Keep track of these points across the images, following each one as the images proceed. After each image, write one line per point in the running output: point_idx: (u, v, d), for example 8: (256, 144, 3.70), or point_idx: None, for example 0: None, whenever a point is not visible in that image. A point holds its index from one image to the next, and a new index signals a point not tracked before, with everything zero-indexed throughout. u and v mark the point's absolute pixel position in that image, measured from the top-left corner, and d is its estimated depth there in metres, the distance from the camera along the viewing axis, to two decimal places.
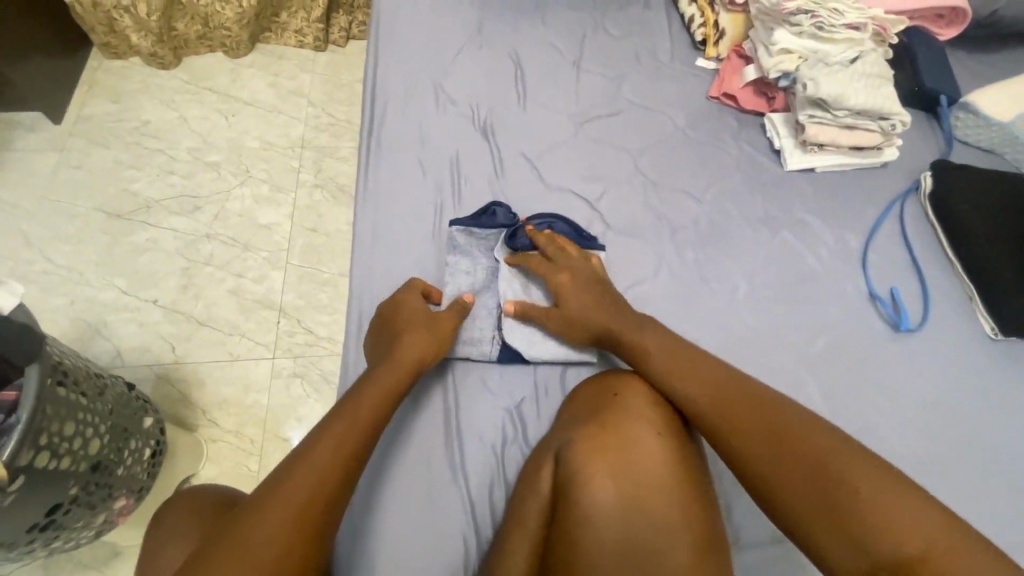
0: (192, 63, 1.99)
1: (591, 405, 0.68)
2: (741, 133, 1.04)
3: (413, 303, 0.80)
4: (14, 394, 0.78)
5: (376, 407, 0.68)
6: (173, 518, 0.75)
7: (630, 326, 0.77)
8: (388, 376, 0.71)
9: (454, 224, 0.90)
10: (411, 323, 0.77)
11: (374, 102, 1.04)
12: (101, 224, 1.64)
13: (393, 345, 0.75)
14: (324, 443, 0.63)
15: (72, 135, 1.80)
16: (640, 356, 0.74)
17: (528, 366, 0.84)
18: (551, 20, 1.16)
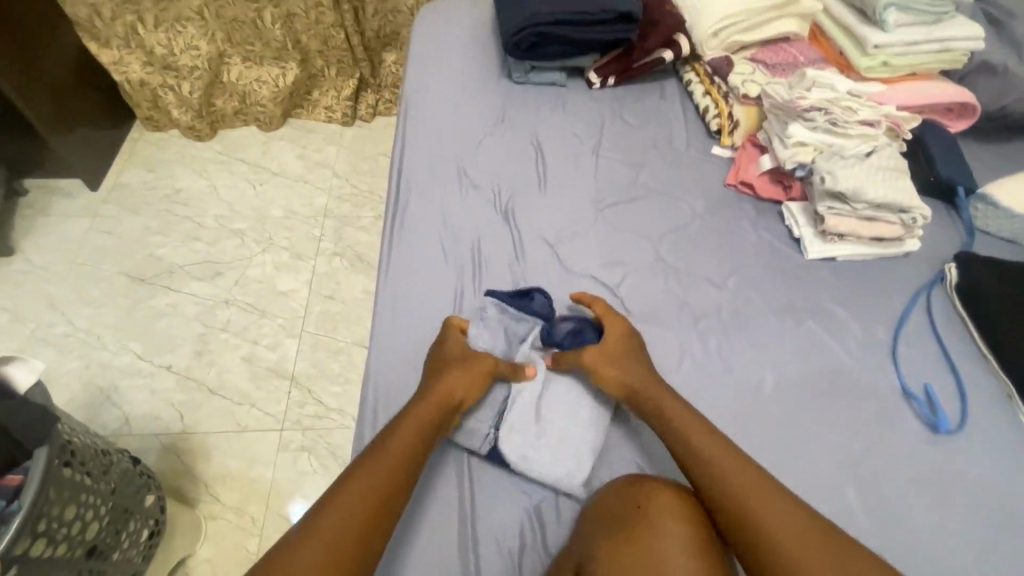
0: (226, 135, 2.10)
1: (615, 519, 0.64)
2: (759, 220, 1.05)
3: (457, 344, 0.83)
4: (18, 479, 0.76)
5: (404, 447, 0.71)
6: None
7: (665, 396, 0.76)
8: (418, 419, 0.74)
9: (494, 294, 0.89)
10: (451, 364, 0.80)
11: (399, 186, 1.07)
12: (125, 289, 1.68)
13: (431, 383, 0.78)
14: (352, 487, 0.67)
15: (107, 202, 1.88)
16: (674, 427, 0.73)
17: None
18: (570, 108, 1.21)
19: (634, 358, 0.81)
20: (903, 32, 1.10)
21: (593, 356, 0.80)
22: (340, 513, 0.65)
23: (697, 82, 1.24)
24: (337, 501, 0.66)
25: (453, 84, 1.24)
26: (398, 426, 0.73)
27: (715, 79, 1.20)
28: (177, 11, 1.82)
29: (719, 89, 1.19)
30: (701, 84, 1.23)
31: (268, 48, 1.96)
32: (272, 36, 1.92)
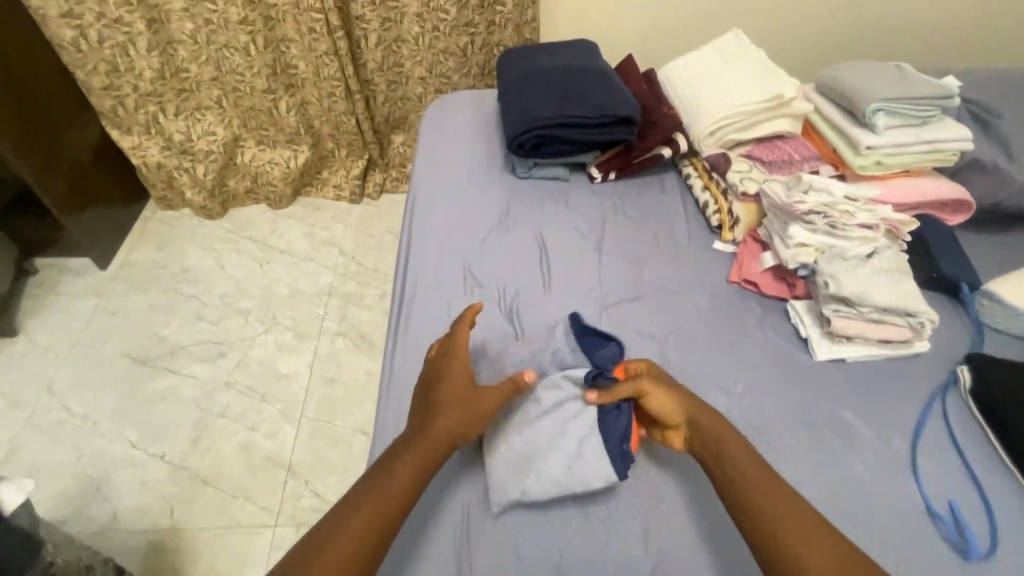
0: (237, 213, 2.15)
1: None
2: (765, 319, 1.05)
3: (457, 373, 0.87)
4: None
5: (406, 482, 0.78)
6: None
7: (705, 415, 0.84)
8: (418, 455, 0.80)
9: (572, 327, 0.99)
10: (449, 397, 0.84)
11: (404, 284, 1.08)
12: (125, 371, 1.66)
13: (430, 418, 0.83)
14: (359, 515, 0.74)
15: (115, 281, 1.90)
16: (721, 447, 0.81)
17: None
18: (572, 203, 1.24)
19: (681, 391, 0.88)
20: (894, 134, 1.15)
21: (647, 381, 0.85)
22: (345, 541, 0.72)
23: (695, 177, 1.27)
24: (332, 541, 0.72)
25: (458, 180, 1.28)
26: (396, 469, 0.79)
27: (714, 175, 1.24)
28: (196, 101, 1.92)
29: (718, 186, 1.23)
30: (699, 179, 1.26)
31: (281, 133, 2.05)
32: (285, 122, 2.01)
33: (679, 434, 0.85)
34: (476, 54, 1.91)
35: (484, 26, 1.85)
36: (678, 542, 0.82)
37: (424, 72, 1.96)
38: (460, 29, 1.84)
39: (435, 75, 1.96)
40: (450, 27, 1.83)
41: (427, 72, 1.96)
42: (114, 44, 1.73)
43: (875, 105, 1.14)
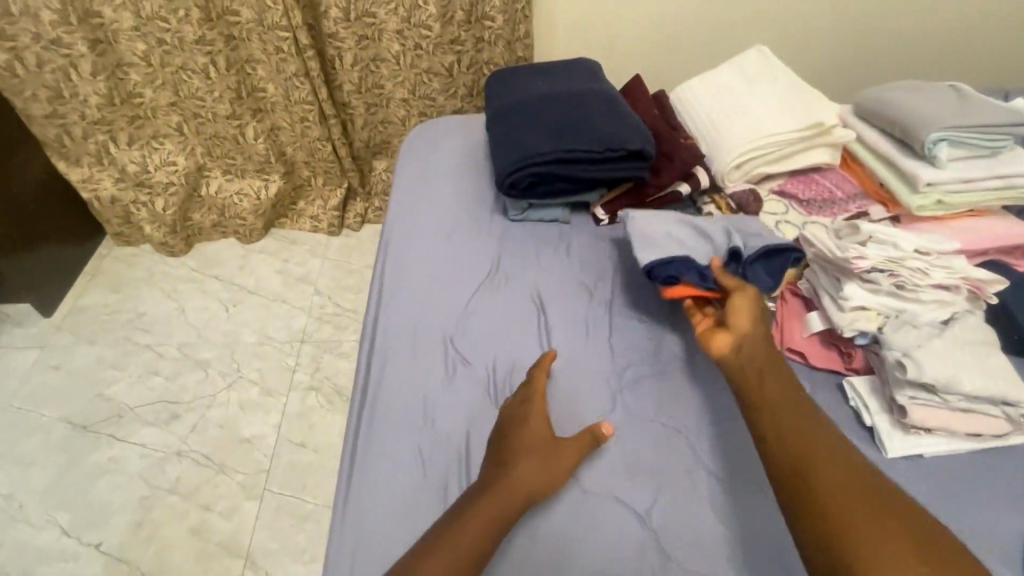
0: (203, 249, 1.95)
1: None
2: (816, 400, 0.85)
3: (536, 421, 0.77)
4: None
5: (475, 545, 0.65)
6: None
7: (787, 399, 0.74)
8: (491, 514, 0.68)
9: (779, 243, 0.94)
10: (528, 449, 0.74)
11: (374, 362, 0.90)
12: (63, 438, 1.45)
13: (507, 468, 0.72)
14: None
15: (60, 330, 1.69)
16: (804, 445, 0.69)
17: None
18: (575, 251, 1.04)
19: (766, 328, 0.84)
20: (958, 168, 0.96)
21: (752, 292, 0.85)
22: None
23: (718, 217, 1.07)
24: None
25: (441, 227, 1.09)
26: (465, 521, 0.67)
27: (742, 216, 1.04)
28: (153, 129, 1.73)
29: None
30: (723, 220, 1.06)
31: (250, 161, 1.86)
32: (254, 150, 1.82)
33: (727, 338, 0.82)
34: (463, 73, 1.73)
35: (472, 43, 1.67)
36: None
37: (407, 94, 1.77)
38: (445, 47, 1.66)
39: (419, 96, 1.78)
40: (434, 44, 1.65)
41: (410, 93, 1.77)
42: (55, 68, 1.55)
43: (937, 134, 0.95)
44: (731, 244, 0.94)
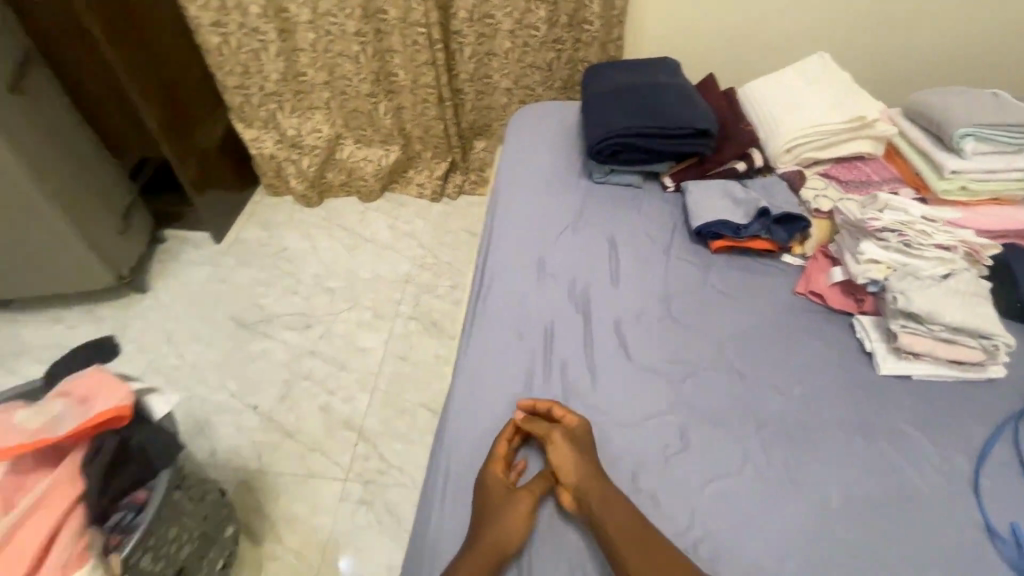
0: (331, 203, 2.38)
1: None
2: (829, 331, 1.07)
3: (494, 490, 0.83)
4: (146, 494, 0.91)
5: None
6: None
7: (622, 516, 0.78)
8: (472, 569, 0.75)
9: (794, 211, 1.19)
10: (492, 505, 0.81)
11: (483, 270, 1.18)
12: (230, 330, 1.90)
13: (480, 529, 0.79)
14: None
15: (227, 254, 2.17)
16: (623, 563, 0.74)
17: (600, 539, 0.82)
18: (643, 209, 1.31)
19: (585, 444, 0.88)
20: (983, 160, 1.14)
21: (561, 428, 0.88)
22: None
23: None
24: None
25: (540, 183, 1.37)
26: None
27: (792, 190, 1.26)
28: (308, 102, 2.16)
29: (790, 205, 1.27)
30: None
31: (377, 134, 2.26)
32: (382, 125, 2.22)
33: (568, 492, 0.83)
34: (561, 68, 2.03)
35: (571, 43, 1.96)
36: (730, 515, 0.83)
37: (511, 85, 2.10)
38: (548, 45, 1.97)
39: (521, 86, 2.10)
40: (539, 42, 1.96)
41: (514, 83, 2.09)
42: (248, 50, 2.00)
43: (963, 130, 1.13)
44: (759, 205, 1.19)
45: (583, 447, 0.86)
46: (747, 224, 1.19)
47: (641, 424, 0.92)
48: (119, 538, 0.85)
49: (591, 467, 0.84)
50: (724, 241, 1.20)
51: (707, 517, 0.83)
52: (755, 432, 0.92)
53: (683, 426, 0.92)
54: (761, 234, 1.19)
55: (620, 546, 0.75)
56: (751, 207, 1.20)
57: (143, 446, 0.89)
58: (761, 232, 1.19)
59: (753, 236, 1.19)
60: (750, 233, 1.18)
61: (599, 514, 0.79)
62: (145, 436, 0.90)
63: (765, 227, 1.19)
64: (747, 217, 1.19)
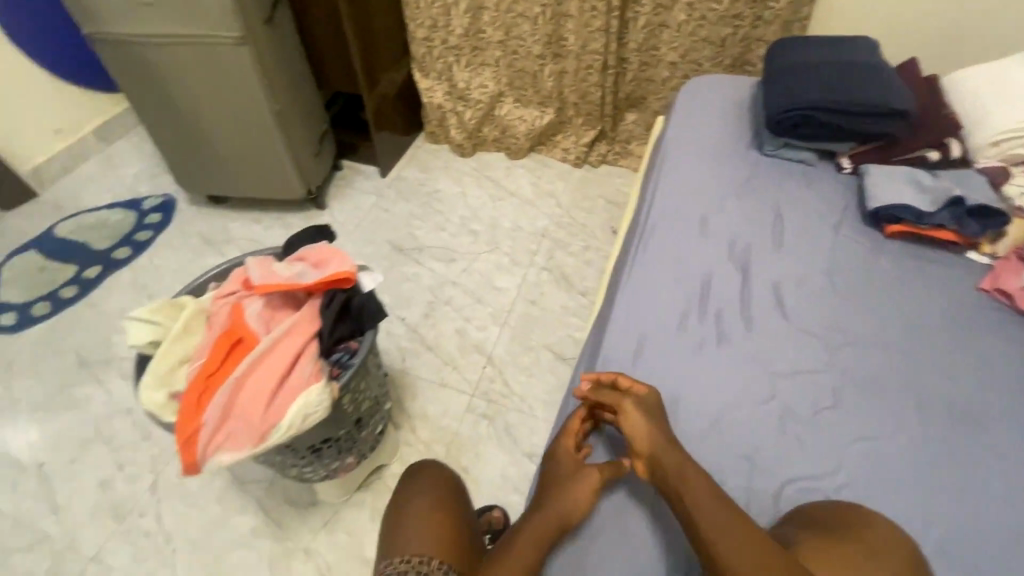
0: (481, 156, 2.56)
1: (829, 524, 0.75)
2: (1010, 332, 1.03)
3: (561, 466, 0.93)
4: (355, 345, 1.12)
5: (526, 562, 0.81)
6: (426, 479, 0.98)
7: (701, 484, 0.79)
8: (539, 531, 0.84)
9: (994, 204, 1.12)
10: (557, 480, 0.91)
11: (647, 216, 1.24)
12: (388, 253, 2.17)
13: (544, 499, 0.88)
14: None
15: (389, 186, 2.42)
16: (702, 525, 0.74)
17: (741, 463, 0.87)
18: (814, 185, 1.30)
19: (661, 422, 0.88)
20: None
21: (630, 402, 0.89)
22: None
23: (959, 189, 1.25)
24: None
25: (710, 144, 1.39)
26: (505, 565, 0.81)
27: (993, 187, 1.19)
28: (481, 59, 2.35)
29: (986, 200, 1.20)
30: None
31: (537, 95, 2.39)
32: (544, 87, 2.34)
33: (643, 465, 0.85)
34: (734, 46, 2.02)
35: (751, 20, 1.94)
36: (874, 476, 0.86)
37: (677, 58, 2.12)
38: (726, 19, 1.96)
39: (688, 60, 2.11)
40: (718, 17, 1.96)
41: (681, 58, 2.11)
42: (440, 5, 2.19)
43: None
44: (951, 194, 1.13)
45: (655, 417, 0.87)
46: (932, 214, 1.14)
47: (792, 376, 0.96)
48: (338, 372, 1.09)
49: (666, 437, 0.85)
50: (903, 227, 1.16)
51: (851, 469, 0.86)
52: (913, 411, 0.93)
53: (835, 389, 0.95)
54: (948, 226, 1.14)
55: (699, 511, 0.75)
56: (940, 196, 1.14)
57: (362, 305, 1.09)
58: (947, 225, 1.14)
59: (937, 227, 1.14)
60: (934, 224, 1.14)
61: (674, 482, 0.80)
62: (362, 299, 1.09)
63: (953, 220, 1.13)
64: (935, 206, 1.14)
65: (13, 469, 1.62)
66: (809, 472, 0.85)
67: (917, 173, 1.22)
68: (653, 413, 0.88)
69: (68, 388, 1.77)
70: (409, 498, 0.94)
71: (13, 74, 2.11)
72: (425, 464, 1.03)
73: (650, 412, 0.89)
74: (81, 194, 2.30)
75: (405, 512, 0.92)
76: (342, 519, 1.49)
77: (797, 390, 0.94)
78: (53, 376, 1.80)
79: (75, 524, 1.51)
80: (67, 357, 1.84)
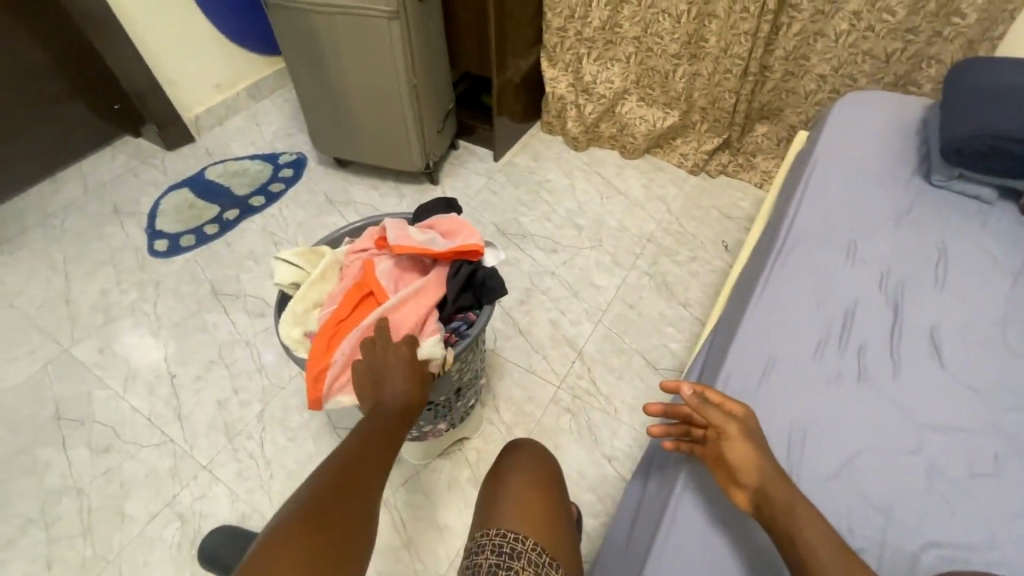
0: (595, 151, 2.52)
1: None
2: None
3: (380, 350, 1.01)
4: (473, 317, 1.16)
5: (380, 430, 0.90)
6: (525, 455, 0.99)
7: (818, 533, 0.72)
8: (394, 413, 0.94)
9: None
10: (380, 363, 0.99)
11: (787, 231, 1.15)
12: (491, 234, 2.21)
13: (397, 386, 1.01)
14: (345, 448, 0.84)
15: (500, 170, 2.46)
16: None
17: (877, 512, 0.78)
18: (990, 225, 1.15)
19: (766, 453, 0.82)
20: None
21: (732, 425, 0.83)
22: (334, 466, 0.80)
23: None
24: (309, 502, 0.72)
25: (865, 166, 1.27)
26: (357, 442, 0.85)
27: None
28: (613, 53, 2.31)
29: None
30: None
31: (664, 95, 2.32)
32: (674, 87, 2.26)
33: (744, 495, 0.79)
34: (900, 62, 1.84)
35: (927, 35, 1.76)
36: None
37: (828, 71, 1.96)
38: (897, 33, 1.78)
39: (841, 74, 1.95)
40: (888, 29, 1.78)
41: (833, 70, 1.95)
42: None
43: None
44: None
45: (764, 447, 0.81)
46: None
47: (946, 432, 0.86)
48: (454, 339, 1.14)
49: (777, 472, 0.79)
50: None
51: (1015, 545, 0.76)
52: None
53: (999, 453, 0.84)
54: None
55: (815, 555, 0.70)
56: None
57: (486, 279, 1.14)
58: None
59: None
60: None
61: (781, 520, 0.74)
62: (487, 273, 1.14)
63: None
64: None
65: (150, 377, 1.84)
66: (960, 538, 0.76)
67: None
68: (756, 441, 0.82)
69: (200, 314, 1.98)
70: (508, 471, 0.96)
71: (190, 31, 2.35)
72: (526, 442, 1.05)
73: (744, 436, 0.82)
74: (230, 143, 2.54)
75: (504, 481, 0.94)
76: (421, 481, 1.55)
77: (952, 447, 0.84)
78: (190, 302, 2.02)
79: (193, 433, 1.70)
80: (203, 287, 2.05)
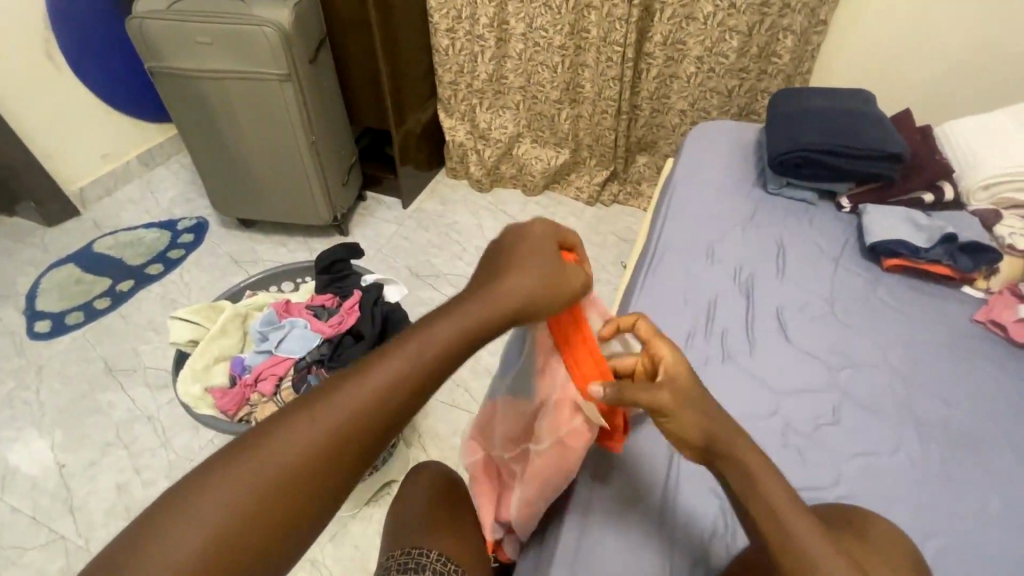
0: (498, 191, 2.66)
1: (831, 517, 0.82)
2: (1002, 360, 1.12)
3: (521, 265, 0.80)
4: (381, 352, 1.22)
5: (412, 367, 0.69)
6: (422, 475, 1.04)
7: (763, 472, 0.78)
8: (455, 327, 0.73)
9: (984, 241, 1.21)
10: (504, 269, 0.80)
11: (657, 243, 1.30)
12: (406, 278, 2.27)
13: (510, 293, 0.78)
14: (363, 380, 0.67)
15: (410, 216, 2.52)
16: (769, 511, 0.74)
17: None
18: (815, 221, 1.38)
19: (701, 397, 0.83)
20: None
21: (668, 398, 0.81)
22: (333, 412, 0.64)
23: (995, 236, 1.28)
24: (229, 476, 0.59)
25: (714, 182, 1.47)
26: (334, 401, 0.65)
27: (995, 236, 1.27)
28: (503, 102, 2.50)
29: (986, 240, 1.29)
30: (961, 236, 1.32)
31: (554, 136, 2.52)
32: (561, 129, 2.48)
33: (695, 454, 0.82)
34: (740, 96, 2.17)
35: (756, 73, 2.10)
36: (873, 485, 0.93)
37: (687, 106, 2.25)
38: (733, 72, 2.11)
39: (697, 108, 2.25)
40: (725, 70, 2.10)
41: (690, 106, 2.25)
42: (467, 53, 2.36)
43: None
44: (945, 231, 1.22)
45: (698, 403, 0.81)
46: (928, 250, 1.22)
47: (794, 394, 1.03)
48: None
49: (689, 388, 0.82)
50: (903, 257, 1.24)
51: (851, 482, 0.94)
52: (908, 429, 1.01)
53: (834, 407, 1.03)
54: (948, 263, 1.22)
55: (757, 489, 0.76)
56: (934, 233, 1.24)
57: (386, 315, 1.21)
58: (942, 262, 1.23)
59: (933, 260, 1.23)
60: (927, 260, 1.23)
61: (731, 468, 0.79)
62: (386, 310, 1.22)
63: (947, 256, 1.22)
64: (929, 242, 1.23)
65: (33, 472, 1.66)
66: (810, 481, 0.93)
67: (909, 211, 1.31)
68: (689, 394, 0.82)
69: (92, 395, 1.83)
70: (411, 493, 1.01)
71: (67, 102, 2.26)
72: (426, 464, 1.08)
73: (679, 403, 0.81)
74: (120, 214, 2.42)
75: (406, 505, 0.99)
76: (351, 533, 1.50)
77: (801, 408, 1.01)
78: (79, 383, 1.87)
79: (91, 525, 1.55)
80: (94, 366, 1.91)
